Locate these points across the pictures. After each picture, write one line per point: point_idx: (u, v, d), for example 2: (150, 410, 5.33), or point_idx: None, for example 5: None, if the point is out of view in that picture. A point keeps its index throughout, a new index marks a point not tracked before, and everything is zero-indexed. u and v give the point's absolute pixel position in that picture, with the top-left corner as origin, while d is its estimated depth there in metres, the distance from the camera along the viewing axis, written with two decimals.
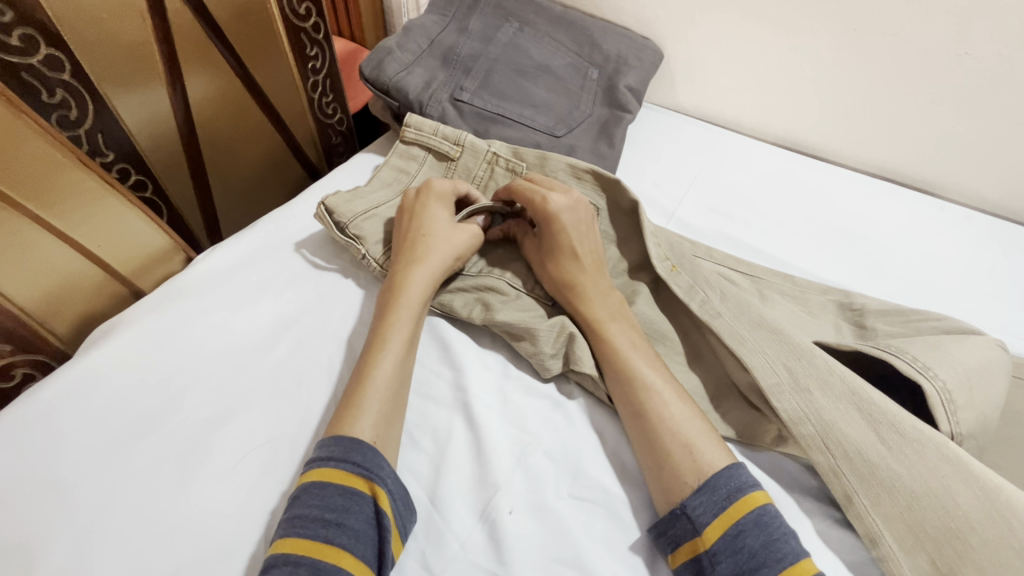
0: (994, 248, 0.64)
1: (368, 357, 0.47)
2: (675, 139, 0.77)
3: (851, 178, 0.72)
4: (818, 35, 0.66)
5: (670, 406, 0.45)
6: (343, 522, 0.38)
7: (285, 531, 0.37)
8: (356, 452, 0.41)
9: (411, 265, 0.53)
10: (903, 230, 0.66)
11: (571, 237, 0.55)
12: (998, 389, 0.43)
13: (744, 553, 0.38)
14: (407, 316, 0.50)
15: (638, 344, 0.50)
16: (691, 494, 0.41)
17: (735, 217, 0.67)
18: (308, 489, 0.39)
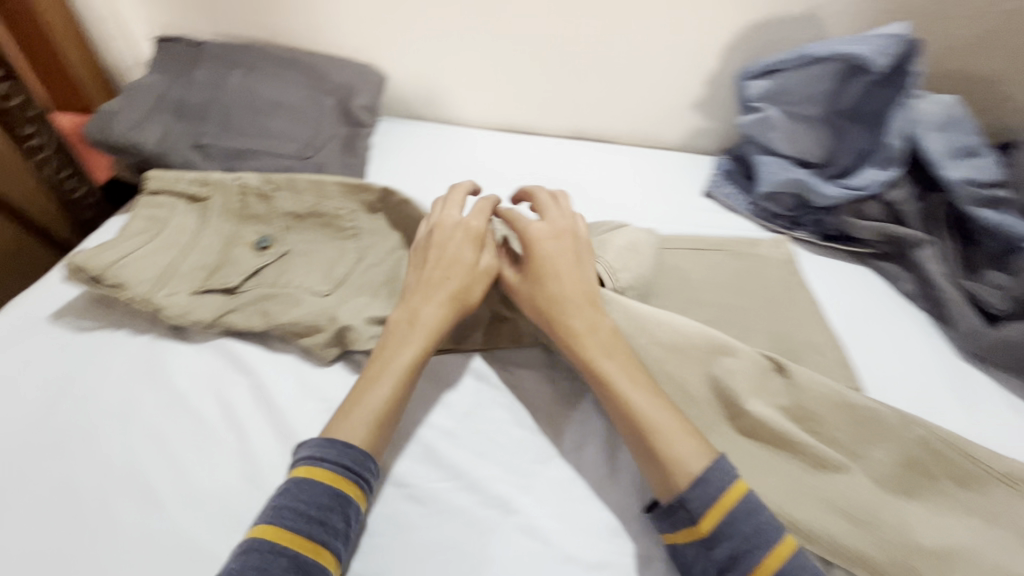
0: (654, 168, 0.89)
1: (367, 379, 0.50)
2: (417, 141, 0.91)
3: (555, 142, 0.93)
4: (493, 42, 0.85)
5: (651, 416, 0.47)
6: (326, 519, 0.42)
7: (270, 519, 0.42)
8: (347, 454, 0.46)
9: (426, 296, 0.55)
10: (595, 171, 0.88)
11: (561, 263, 0.56)
12: (645, 257, 0.63)
13: (738, 538, 0.41)
14: (431, 302, 0.54)
15: (598, 325, 0.53)
16: (686, 486, 0.44)
17: (474, 191, 0.83)
18: (300, 484, 0.44)
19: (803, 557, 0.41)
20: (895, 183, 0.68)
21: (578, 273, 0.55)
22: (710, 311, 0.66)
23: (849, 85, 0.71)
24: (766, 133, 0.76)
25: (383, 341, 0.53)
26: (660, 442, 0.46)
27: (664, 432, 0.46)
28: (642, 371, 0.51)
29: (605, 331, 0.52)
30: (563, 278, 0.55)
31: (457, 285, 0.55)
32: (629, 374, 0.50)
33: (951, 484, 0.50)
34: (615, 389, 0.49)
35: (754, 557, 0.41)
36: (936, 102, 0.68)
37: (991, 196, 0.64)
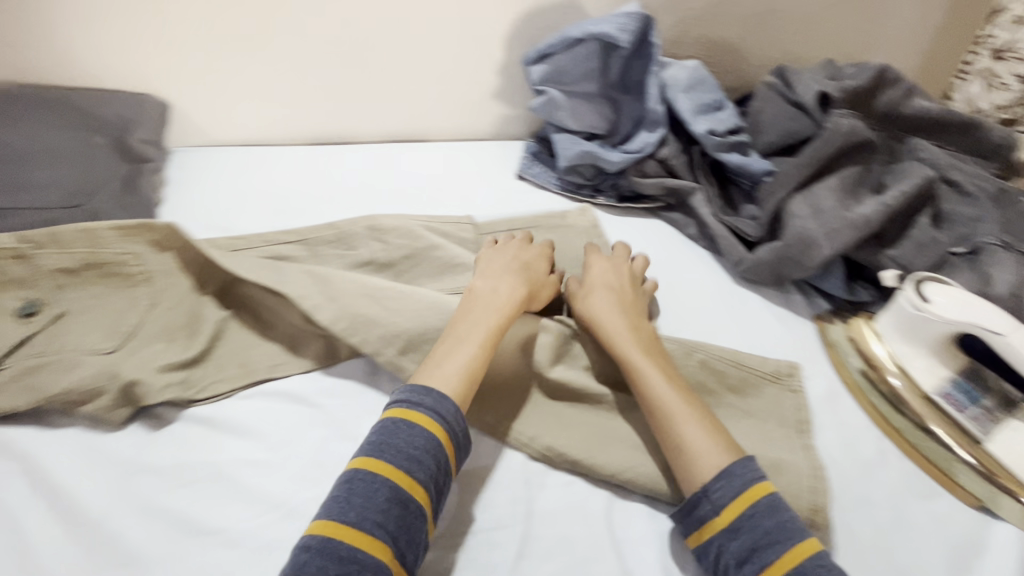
0: (471, 159, 0.92)
1: (462, 337, 0.54)
2: (218, 169, 0.86)
3: (370, 149, 0.92)
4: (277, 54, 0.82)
5: (669, 402, 0.50)
6: (422, 460, 0.45)
7: (371, 453, 0.46)
8: (438, 403, 0.48)
9: (512, 278, 0.61)
10: (411, 171, 0.88)
11: (610, 285, 0.62)
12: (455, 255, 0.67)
13: (760, 531, 0.43)
14: (491, 296, 0.58)
15: (646, 332, 0.58)
16: (710, 479, 0.46)
17: (286, 209, 0.80)
18: (396, 425, 0.47)
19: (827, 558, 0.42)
20: (664, 141, 0.79)
21: (605, 305, 0.59)
22: None
23: (612, 60, 0.78)
24: (555, 112, 0.81)
25: (464, 307, 0.57)
26: (679, 421, 0.49)
27: (675, 415, 0.50)
28: (671, 368, 0.54)
29: (627, 331, 0.56)
30: (615, 287, 0.62)
31: (510, 289, 0.59)
32: (659, 370, 0.53)
33: (729, 394, 0.58)
34: (641, 383, 0.52)
35: (769, 553, 0.42)
36: (681, 67, 0.79)
37: (733, 141, 0.74)
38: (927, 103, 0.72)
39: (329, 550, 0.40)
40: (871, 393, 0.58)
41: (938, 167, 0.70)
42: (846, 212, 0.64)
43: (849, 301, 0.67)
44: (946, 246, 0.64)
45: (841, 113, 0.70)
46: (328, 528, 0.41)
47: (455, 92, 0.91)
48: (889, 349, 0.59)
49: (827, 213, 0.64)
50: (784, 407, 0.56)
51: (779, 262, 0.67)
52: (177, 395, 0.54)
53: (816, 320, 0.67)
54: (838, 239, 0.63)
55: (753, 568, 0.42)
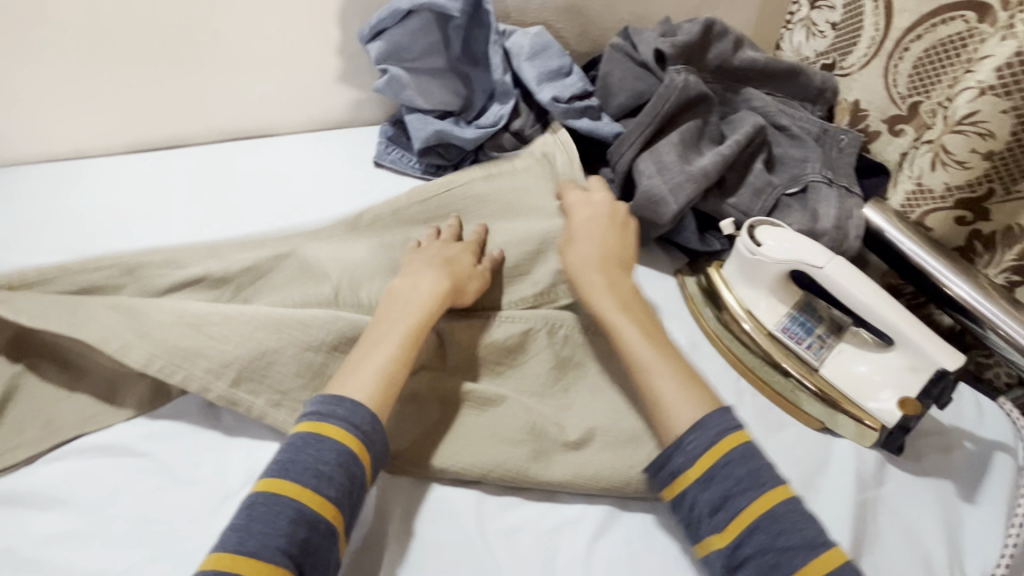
0: (322, 152, 0.84)
1: (382, 337, 0.50)
2: (10, 195, 0.73)
3: (202, 151, 0.82)
4: (58, 49, 0.69)
5: (645, 361, 0.51)
6: (331, 476, 0.42)
7: (279, 472, 0.42)
8: (355, 413, 0.45)
9: (427, 270, 0.57)
10: (255, 171, 0.80)
11: (595, 233, 0.61)
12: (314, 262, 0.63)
13: (732, 479, 0.44)
14: (407, 297, 0.54)
15: (625, 286, 0.57)
16: (685, 432, 0.46)
17: (101, 234, 0.69)
18: (305, 439, 0.44)
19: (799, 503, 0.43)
20: (517, 112, 0.77)
21: (590, 249, 0.59)
22: None
23: (450, 32, 0.75)
24: (401, 91, 0.76)
25: (384, 305, 0.54)
26: (653, 380, 0.50)
27: (652, 373, 0.50)
28: (649, 321, 0.54)
29: (604, 292, 0.56)
30: (593, 236, 0.61)
31: (429, 286, 0.55)
32: (635, 327, 0.53)
33: (597, 362, 0.58)
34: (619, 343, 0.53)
35: (740, 499, 0.43)
36: (524, 34, 0.76)
37: (580, 106, 0.74)
38: (754, 54, 0.75)
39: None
40: (727, 334, 0.60)
41: (769, 115, 0.73)
42: (687, 166, 0.66)
43: (705, 252, 0.69)
44: (781, 188, 0.67)
45: (677, 70, 0.72)
46: (226, 559, 0.38)
47: (293, 80, 0.83)
48: (738, 297, 0.61)
49: (671, 169, 0.66)
50: None
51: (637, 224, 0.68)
52: None
53: (677, 275, 0.69)
54: (683, 193, 0.64)
55: (724, 515, 0.43)
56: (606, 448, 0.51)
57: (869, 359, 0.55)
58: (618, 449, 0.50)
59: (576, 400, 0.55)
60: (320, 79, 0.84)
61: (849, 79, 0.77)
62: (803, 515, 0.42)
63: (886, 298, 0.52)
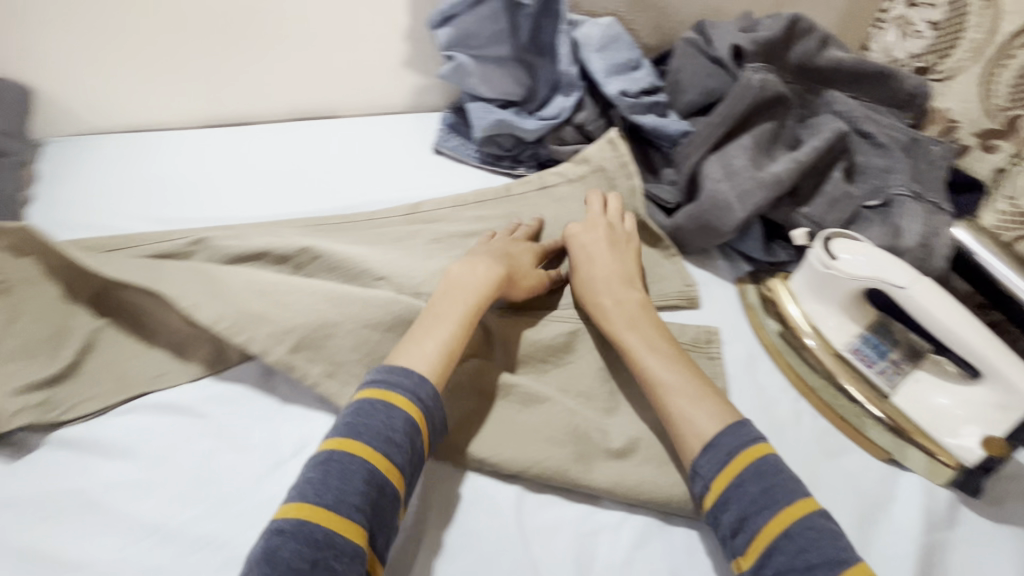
0: (385, 135, 0.85)
1: (439, 316, 0.51)
2: (99, 160, 0.78)
3: (271, 129, 0.84)
4: (143, 25, 0.73)
5: (662, 377, 0.50)
6: (397, 442, 0.43)
7: (346, 433, 0.43)
8: (417, 387, 0.46)
9: (491, 257, 0.58)
10: (319, 151, 0.81)
11: (603, 257, 0.61)
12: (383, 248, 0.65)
13: (747, 498, 0.42)
14: (463, 289, 0.54)
15: (632, 304, 0.57)
16: (698, 454, 0.45)
17: (177, 202, 0.73)
18: (369, 406, 0.44)
19: (820, 519, 0.40)
20: (581, 104, 0.75)
21: (602, 271, 0.60)
22: (443, 261, 0.64)
23: (520, 18, 0.73)
24: (465, 79, 0.77)
25: (443, 285, 0.55)
26: (670, 397, 0.49)
27: (668, 389, 0.49)
28: (664, 341, 0.53)
29: (616, 307, 0.56)
30: (601, 260, 0.61)
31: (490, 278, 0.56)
32: (649, 343, 0.53)
33: None
34: (635, 361, 0.52)
35: (759, 518, 0.41)
36: (595, 24, 0.74)
37: (647, 102, 0.71)
38: (840, 53, 0.70)
39: (304, 533, 0.38)
40: (790, 349, 0.57)
41: (853, 121, 0.68)
42: (758, 172, 0.62)
43: (769, 262, 0.66)
44: (860, 201, 0.63)
45: (755, 67, 0.68)
46: (306, 511, 0.39)
47: (362, 62, 0.84)
48: (803, 309, 0.58)
49: (740, 175, 0.62)
50: None
51: (699, 228, 0.65)
52: (37, 417, 0.48)
53: (738, 283, 0.66)
54: (750, 201, 0.61)
55: (745, 536, 0.41)
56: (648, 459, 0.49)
57: (949, 390, 0.51)
58: (665, 461, 0.49)
59: (622, 407, 0.53)
60: (387, 62, 0.85)
61: (947, 84, 0.71)
62: (826, 533, 0.39)
63: (977, 326, 0.48)
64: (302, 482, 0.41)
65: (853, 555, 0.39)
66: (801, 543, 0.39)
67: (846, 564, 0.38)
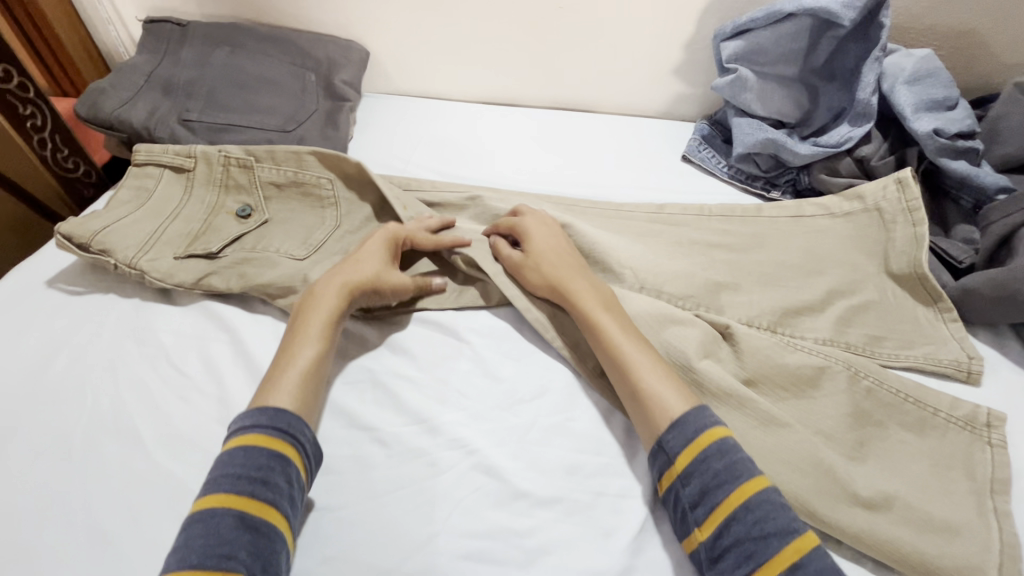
0: (637, 135, 0.89)
1: (308, 306, 0.54)
2: (400, 116, 0.94)
3: (536, 113, 0.93)
4: (464, 10, 0.85)
5: (627, 355, 0.50)
6: (267, 479, 0.42)
7: (210, 488, 0.42)
8: (280, 418, 0.46)
9: (358, 252, 0.59)
10: (574, 140, 0.88)
11: (540, 267, 0.57)
12: (632, 240, 0.67)
13: (708, 472, 0.42)
14: (346, 283, 0.55)
15: (610, 307, 0.54)
16: (664, 430, 0.45)
17: (454, 162, 0.85)
18: (232, 453, 0.44)
19: (774, 493, 0.41)
20: (869, 137, 0.70)
21: (552, 257, 0.58)
22: (688, 262, 0.65)
23: (823, 41, 0.71)
24: (741, 94, 0.76)
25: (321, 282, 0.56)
26: (635, 370, 0.49)
27: (634, 367, 0.49)
28: (620, 318, 0.53)
29: (580, 281, 0.56)
30: (547, 265, 0.57)
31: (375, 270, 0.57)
32: (616, 325, 0.52)
33: (903, 432, 0.51)
34: (608, 339, 0.51)
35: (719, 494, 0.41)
36: (908, 55, 0.69)
37: (962, 146, 0.63)
38: None
39: (248, 460, 0.43)
40: None
41: None
42: None
43: None
44: None
45: None
46: (246, 442, 0.44)
47: (635, 65, 0.88)
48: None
49: None
50: (976, 462, 0.49)
51: (1001, 299, 0.57)
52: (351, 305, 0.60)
53: None
54: None
55: (705, 511, 0.41)
56: (895, 520, 0.45)
57: None
58: (921, 530, 0.45)
59: (869, 461, 0.49)
60: (658, 68, 0.88)
61: None
62: (777, 504, 0.40)
63: None
64: (235, 424, 0.46)
65: (799, 524, 0.40)
66: (773, 511, 0.40)
67: (794, 534, 0.39)
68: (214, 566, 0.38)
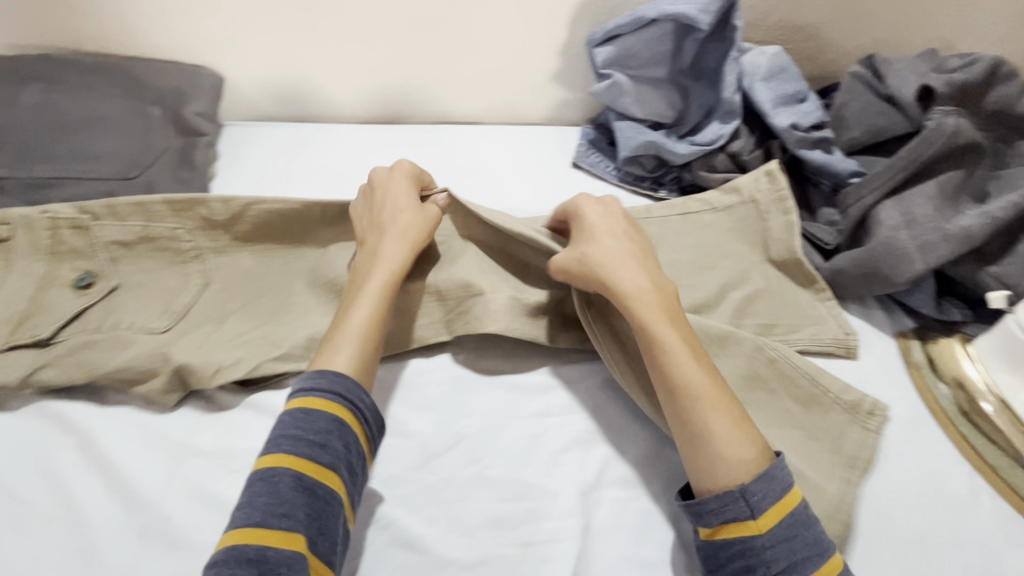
0: (524, 145, 0.88)
1: (367, 264, 0.55)
2: (270, 144, 0.85)
3: (418, 130, 0.89)
4: (325, 24, 0.79)
5: (697, 386, 0.47)
6: (326, 443, 0.43)
7: (272, 448, 0.43)
8: (339, 382, 0.46)
9: (390, 208, 0.58)
10: (461, 156, 0.85)
11: (620, 272, 0.53)
12: None
13: (796, 540, 0.42)
14: (390, 239, 0.55)
15: (676, 324, 0.51)
16: (752, 481, 0.43)
17: (334, 191, 0.79)
18: (294, 413, 0.45)
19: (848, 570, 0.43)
20: (737, 133, 0.74)
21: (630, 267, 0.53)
22: None
23: (686, 43, 0.73)
24: (619, 98, 0.76)
25: (367, 244, 0.57)
26: (705, 410, 0.46)
27: (703, 401, 0.46)
28: (690, 337, 0.51)
29: (650, 293, 0.52)
30: (626, 273, 0.53)
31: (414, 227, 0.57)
32: (687, 351, 0.49)
33: (799, 417, 0.54)
34: (667, 363, 0.48)
35: (806, 565, 0.42)
36: (760, 53, 0.73)
37: (816, 137, 0.69)
38: None
39: (310, 423, 0.44)
40: (965, 421, 0.54)
41: None
42: (944, 224, 0.58)
43: (941, 321, 0.61)
44: None
45: (945, 112, 0.63)
46: (307, 404, 0.45)
47: (512, 75, 0.87)
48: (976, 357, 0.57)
49: (922, 225, 0.59)
50: (861, 443, 0.52)
51: (864, 275, 0.61)
52: (229, 381, 0.52)
53: (898, 338, 0.62)
54: (933, 254, 0.57)
55: None
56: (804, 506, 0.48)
57: None
58: (831, 510, 0.48)
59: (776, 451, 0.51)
60: (536, 76, 0.87)
61: None
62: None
63: None
64: (296, 383, 0.47)
65: None
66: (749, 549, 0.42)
67: None
68: (272, 525, 0.39)
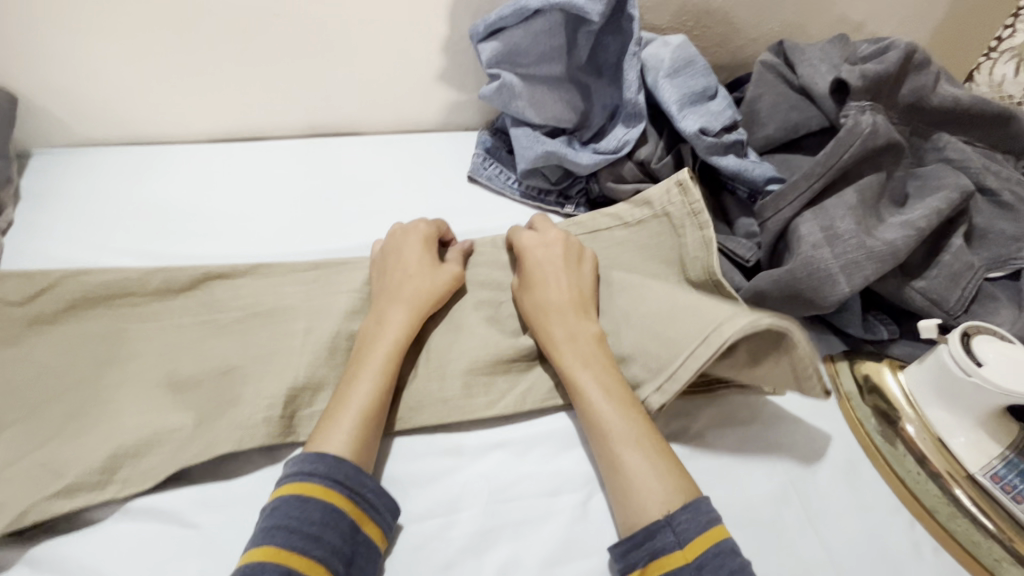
0: (413, 158, 0.75)
1: (371, 332, 0.49)
2: (93, 174, 0.69)
3: (284, 147, 0.74)
4: (133, 23, 0.63)
5: (609, 423, 0.44)
6: (321, 535, 0.38)
7: (262, 540, 0.38)
8: (338, 468, 0.41)
9: (401, 274, 0.53)
10: (337, 176, 0.72)
11: (547, 316, 0.50)
12: None
13: (724, 571, 0.37)
14: (397, 306, 0.50)
15: (595, 362, 0.48)
16: (678, 510, 0.40)
17: (174, 232, 0.64)
18: (288, 500, 0.39)
19: None
20: (644, 138, 0.65)
21: (550, 305, 0.51)
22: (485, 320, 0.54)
23: (580, 36, 0.63)
24: (511, 102, 0.66)
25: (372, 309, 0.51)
26: (620, 449, 0.43)
27: (617, 441, 0.43)
28: (615, 376, 0.47)
29: (565, 334, 0.49)
30: (549, 317, 0.50)
31: (422, 290, 0.52)
32: (603, 387, 0.46)
33: (723, 478, 0.47)
34: (584, 403, 0.46)
35: None
36: (664, 45, 0.64)
37: (728, 141, 0.61)
38: (958, 91, 0.58)
39: (305, 514, 0.39)
40: (900, 459, 0.48)
41: (972, 172, 0.57)
42: (867, 237, 0.52)
43: (867, 340, 0.56)
44: (983, 272, 0.53)
45: (860, 107, 0.57)
46: (305, 492, 0.40)
47: (390, 77, 0.74)
48: (905, 384, 0.51)
49: (844, 239, 0.52)
50: (788, 506, 0.46)
51: (788, 298, 0.54)
52: None
53: (825, 362, 0.56)
54: (858, 273, 0.51)
55: None
56: None
57: None
58: None
59: None
60: (419, 77, 0.75)
61: None
62: None
63: None
64: (292, 464, 0.41)
65: None
66: None
67: None
68: None
